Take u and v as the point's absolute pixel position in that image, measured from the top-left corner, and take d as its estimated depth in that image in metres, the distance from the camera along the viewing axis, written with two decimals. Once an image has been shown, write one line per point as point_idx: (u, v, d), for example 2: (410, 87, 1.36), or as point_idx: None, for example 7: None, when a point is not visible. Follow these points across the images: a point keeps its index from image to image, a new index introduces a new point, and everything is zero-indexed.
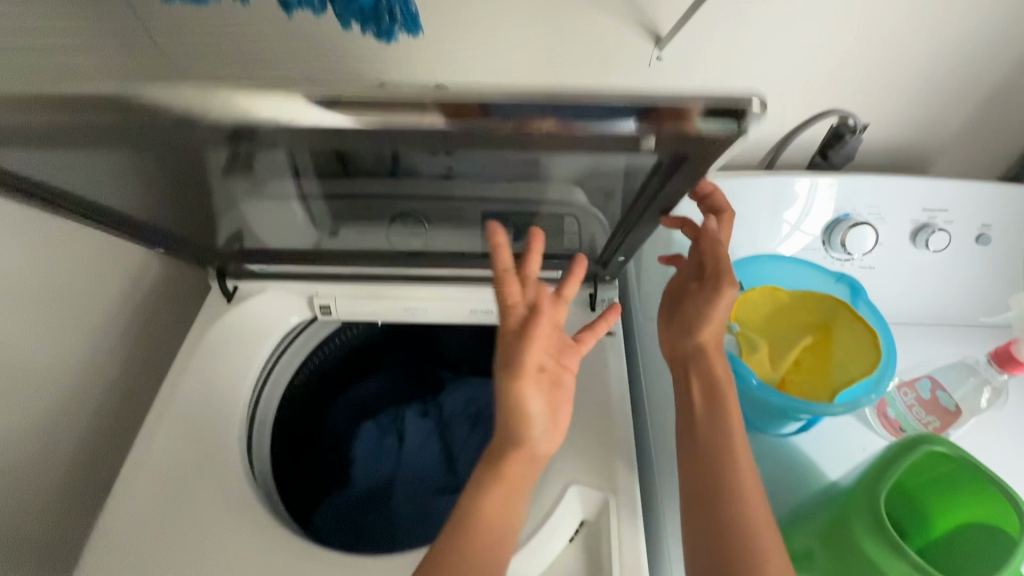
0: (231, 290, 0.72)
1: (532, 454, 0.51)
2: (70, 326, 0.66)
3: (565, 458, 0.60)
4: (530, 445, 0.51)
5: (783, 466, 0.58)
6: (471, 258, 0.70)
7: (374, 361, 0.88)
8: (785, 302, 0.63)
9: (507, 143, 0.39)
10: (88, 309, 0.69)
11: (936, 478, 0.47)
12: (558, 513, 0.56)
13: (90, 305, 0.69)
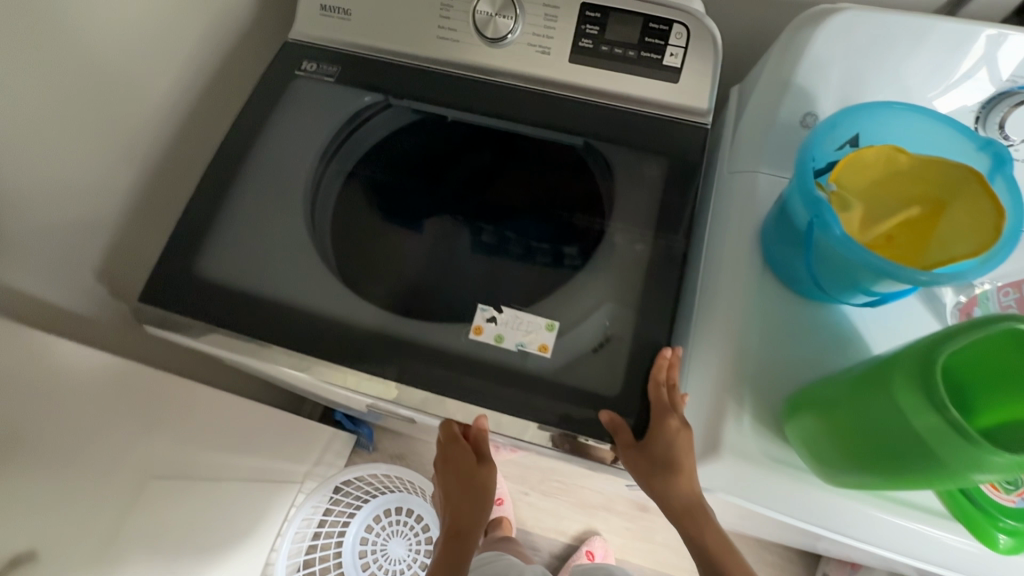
0: (301, 62, 0.71)
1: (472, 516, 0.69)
2: (160, 67, 0.67)
3: (608, 283, 0.59)
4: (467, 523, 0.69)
5: (827, 334, 0.57)
6: (550, 62, 0.65)
7: (455, 159, 0.72)
8: (903, 167, 0.54)
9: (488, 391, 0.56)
10: (178, 56, 0.69)
11: (1001, 374, 0.39)
12: (581, 330, 0.57)
13: (178, 53, 0.69)
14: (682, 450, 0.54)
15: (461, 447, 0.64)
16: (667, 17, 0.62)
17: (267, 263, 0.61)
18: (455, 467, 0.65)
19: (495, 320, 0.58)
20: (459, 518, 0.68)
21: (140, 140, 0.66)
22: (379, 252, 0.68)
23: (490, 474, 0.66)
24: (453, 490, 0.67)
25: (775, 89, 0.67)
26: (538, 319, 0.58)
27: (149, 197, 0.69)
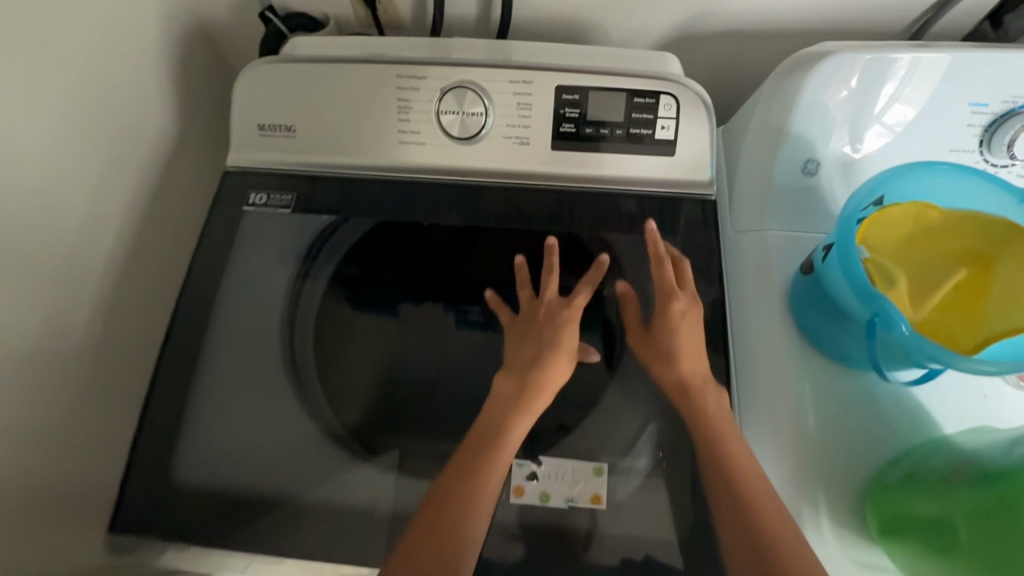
0: (246, 195, 0.62)
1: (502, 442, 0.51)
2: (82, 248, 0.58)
3: (639, 399, 0.57)
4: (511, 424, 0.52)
5: (885, 411, 0.53)
6: (529, 153, 0.59)
7: (422, 239, 0.62)
8: (933, 223, 0.51)
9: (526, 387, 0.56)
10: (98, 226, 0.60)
11: None
12: (624, 462, 0.54)
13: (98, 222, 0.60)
14: (683, 326, 0.55)
15: (535, 326, 0.57)
16: (654, 90, 0.57)
17: (267, 456, 0.56)
18: (515, 372, 0.55)
19: (536, 476, 0.54)
20: (454, 497, 0.48)
21: (84, 333, 0.59)
22: (366, 371, 0.63)
23: (526, 422, 0.53)
24: (468, 454, 0.51)
25: (769, 138, 0.62)
26: (582, 465, 0.54)
27: (108, 377, 0.62)
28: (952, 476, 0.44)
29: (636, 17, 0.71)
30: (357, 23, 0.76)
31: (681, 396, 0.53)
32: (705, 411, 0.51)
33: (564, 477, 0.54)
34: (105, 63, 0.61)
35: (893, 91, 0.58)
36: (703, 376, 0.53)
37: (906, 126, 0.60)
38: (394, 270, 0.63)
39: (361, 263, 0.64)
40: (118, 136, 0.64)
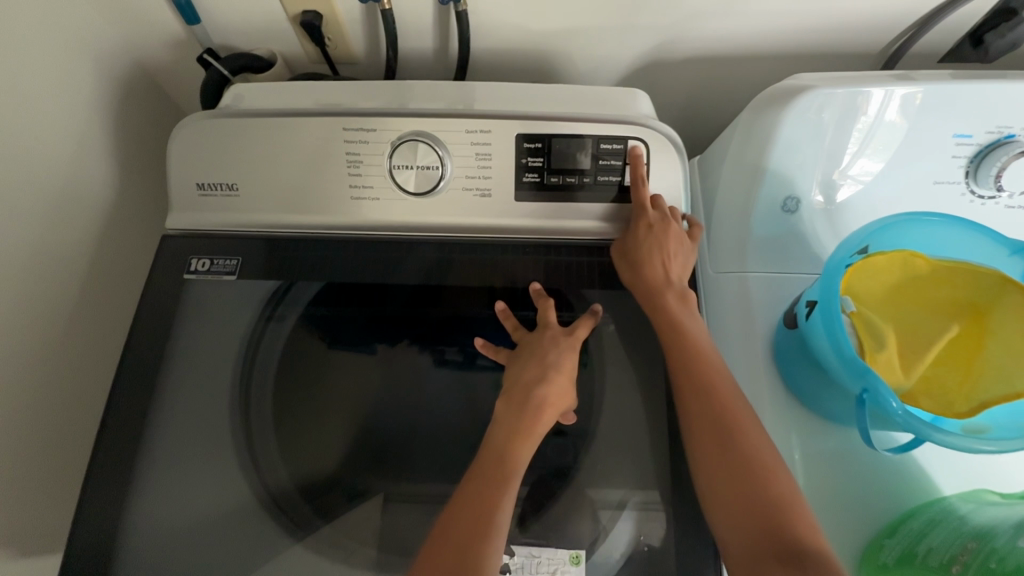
0: (190, 261, 0.59)
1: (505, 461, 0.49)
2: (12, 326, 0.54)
3: (615, 466, 0.54)
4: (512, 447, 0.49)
5: (876, 471, 0.50)
6: (490, 205, 0.57)
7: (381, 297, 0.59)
8: (921, 272, 0.48)
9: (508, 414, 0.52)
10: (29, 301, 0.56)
11: None
12: (600, 540, 0.51)
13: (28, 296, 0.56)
14: (656, 232, 0.54)
15: (539, 348, 0.54)
16: (623, 136, 0.55)
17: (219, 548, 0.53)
18: (516, 396, 0.52)
19: (508, 567, 0.51)
20: (463, 537, 0.45)
21: (16, 418, 0.54)
22: (331, 432, 0.59)
23: (530, 448, 0.50)
24: (472, 486, 0.48)
25: (745, 175, 0.59)
26: (559, 551, 0.51)
27: (34, 462, 0.57)
28: (953, 567, 0.43)
29: (603, 46, 0.67)
30: (308, 61, 0.71)
31: (644, 287, 0.54)
32: (715, 397, 0.48)
33: (539, 567, 0.51)
34: (27, 123, 0.56)
35: (866, 135, 0.56)
36: (671, 272, 0.54)
37: (873, 175, 0.58)
38: (362, 309, 0.59)
39: (324, 315, 0.60)
40: (51, 200, 0.58)
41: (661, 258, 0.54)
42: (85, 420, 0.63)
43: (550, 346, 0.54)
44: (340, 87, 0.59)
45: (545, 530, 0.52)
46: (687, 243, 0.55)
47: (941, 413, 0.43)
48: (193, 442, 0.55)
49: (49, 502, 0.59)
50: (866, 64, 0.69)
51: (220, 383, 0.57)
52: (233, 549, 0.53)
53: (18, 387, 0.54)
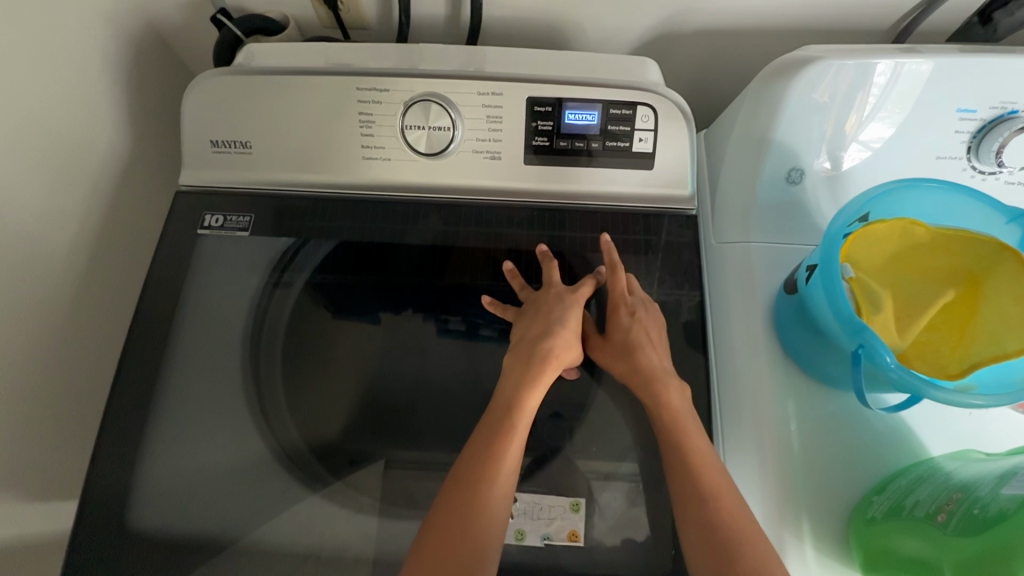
0: (203, 217, 0.60)
1: (511, 409, 0.50)
2: (33, 275, 0.55)
3: (615, 422, 0.56)
4: (519, 400, 0.50)
5: (869, 433, 0.52)
6: (499, 168, 0.58)
7: (393, 259, 0.60)
8: (919, 240, 0.49)
9: (512, 366, 0.53)
10: (47, 251, 0.57)
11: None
12: (600, 492, 0.53)
13: (46, 246, 0.57)
14: (627, 311, 0.56)
15: (545, 305, 0.56)
16: (631, 102, 0.56)
17: (232, 492, 0.54)
18: (523, 351, 0.54)
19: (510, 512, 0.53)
20: (466, 486, 0.47)
21: (35, 364, 0.56)
22: (341, 388, 0.62)
23: (536, 398, 0.51)
24: (478, 440, 0.49)
25: (752, 146, 0.60)
26: (559, 500, 0.53)
27: (51, 411, 0.58)
28: (939, 515, 0.45)
29: (614, 16, 0.67)
30: (320, 25, 0.72)
31: (621, 353, 0.55)
32: (689, 448, 0.49)
33: (540, 514, 0.53)
34: (42, 77, 0.56)
35: (875, 104, 0.56)
36: (646, 334, 0.55)
37: (883, 142, 0.59)
38: (370, 278, 0.61)
39: (336, 278, 0.61)
40: (69, 153, 0.59)
41: (646, 341, 0.55)
42: (101, 374, 0.65)
43: (557, 303, 0.56)
44: (351, 47, 0.59)
45: (546, 482, 0.54)
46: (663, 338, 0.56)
47: (933, 374, 0.45)
48: (207, 392, 0.57)
49: (66, 450, 0.61)
50: (875, 40, 0.69)
51: (232, 337, 0.59)
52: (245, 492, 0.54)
53: (36, 334, 0.56)
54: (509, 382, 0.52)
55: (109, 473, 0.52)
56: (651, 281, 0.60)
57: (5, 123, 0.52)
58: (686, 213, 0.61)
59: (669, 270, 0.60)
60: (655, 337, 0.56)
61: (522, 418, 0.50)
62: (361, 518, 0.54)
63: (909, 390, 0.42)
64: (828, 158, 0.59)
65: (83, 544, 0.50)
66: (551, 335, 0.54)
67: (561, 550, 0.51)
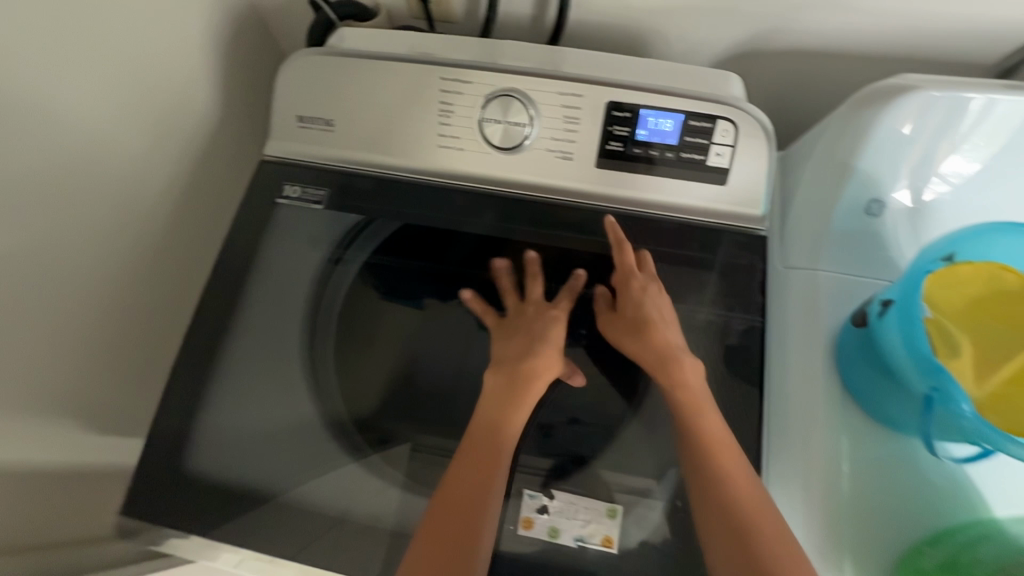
0: (282, 188, 0.63)
1: (495, 432, 0.54)
2: (122, 222, 0.60)
3: (660, 435, 0.56)
4: (502, 421, 0.55)
5: (927, 485, 0.50)
6: (572, 169, 0.59)
7: (449, 246, 0.63)
8: (1008, 287, 0.47)
9: (491, 389, 0.57)
10: (138, 202, 0.62)
11: None
12: (639, 502, 0.52)
13: (138, 196, 0.61)
14: (642, 290, 0.57)
15: (527, 322, 0.60)
16: (711, 117, 0.55)
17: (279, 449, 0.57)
18: (506, 370, 0.58)
19: (547, 509, 0.52)
20: (461, 496, 0.51)
21: (117, 305, 0.60)
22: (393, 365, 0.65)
23: (523, 414, 0.56)
24: (465, 458, 0.53)
25: (833, 171, 0.58)
26: (597, 503, 0.53)
27: (131, 353, 0.63)
28: None
29: (699, 29, 0.67)
30: (409, 15, 0.74)
31: (633, 335, 0.57)
32: (710, 448, 0.50)
33: (576, 514, 0.52)
34: (151, 42, 0.61)
35: (967, 142, 0.55)
36: (654, 319, 0.57)
37: (964, 179, 0.58)
38: (424, 263, 0.64)
39: (399, 260, 0.65)
40: (165, 114, 0.64)
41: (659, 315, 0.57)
42: (175, 326, 0.69)
43: (537, 322, 0.60)
44: (436, 38, 0.61)
45: (584, 484, 0.54)
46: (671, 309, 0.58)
47: (1006, 429, 0.42)
48: (269, 353, 0.60)
49: (141, 392, 0.66)
50: (976, 73, 0.66)
51: (295, 303, 0.62)
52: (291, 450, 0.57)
53: (121, 279, 0.60)
54: (491, 404, 0.56)
55: (172, 414, 0.56)
56: (700, 303, 0.58)
57: (114, 79, 0.57)
58: (742, 231, 0.58)
59: (721, 291, 0.57)
60: (665, 321, 0.57)
61: (506, 439, 0.54)
62: (397, 492, 0.55)
63: (982, 441, 0.41)
64: (903, 188, 0.59)
65: (142, 481, 0.54)
66: (530, 355, 0.58)
67: (594, 554, 0.50)
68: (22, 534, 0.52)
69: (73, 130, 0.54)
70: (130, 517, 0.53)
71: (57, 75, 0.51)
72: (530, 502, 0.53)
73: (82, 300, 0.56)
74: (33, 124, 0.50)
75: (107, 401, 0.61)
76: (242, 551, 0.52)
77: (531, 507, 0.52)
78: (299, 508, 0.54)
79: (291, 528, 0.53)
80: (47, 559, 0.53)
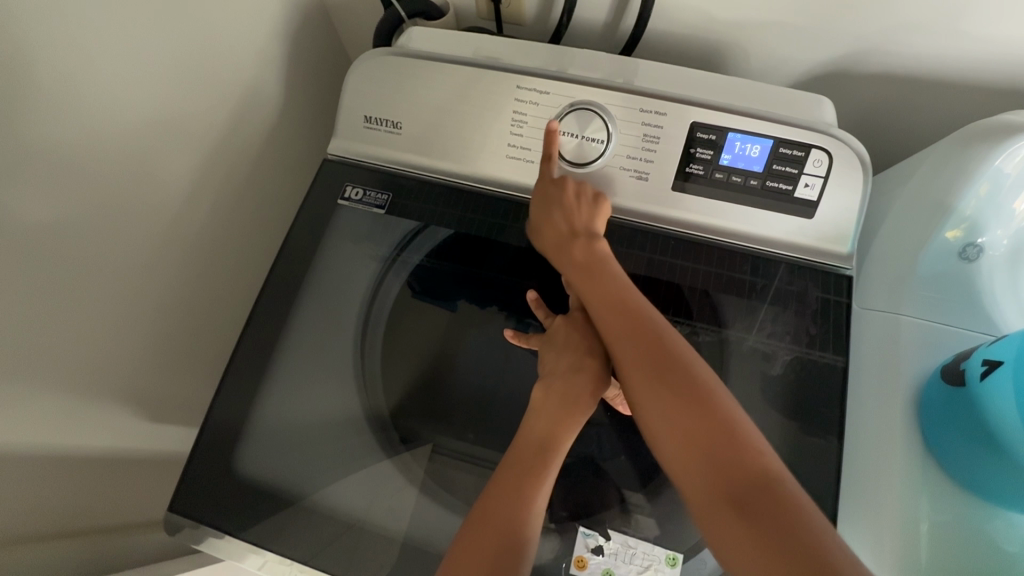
0: (344, 189, 0.62)
1: (546, 449, 0.47)
2: (184, 212, 0.60)
3: None
4: (554, 440, 0.48)
5: (1009, 565, 0.47)
6: (648, 191, 0.56)
7: (504, 254, 0.60)
8: None
9: (539, 407, 0.50)
10: (200, 193, 0.61)
11: None
12: (699, 549, 0.49)
13: (200, 187, 0.61)
14: (553, 197, 0.55)
15: (576, 337, 0.53)
16: (802, 145, 0.52)
17: (321, 454, 0.56)
18: (556, 387, 0.51)
19: (602, 550, 0.50)
20: (499, 514, 0.43)
21: (173, 295, 0.61)
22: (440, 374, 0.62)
23: (573, 436, 0.49)
24: (511, 468, 0.46)
25: (925, 208, 0.54)
26: (655, 549, 0.49)
27: (183, 343, 0.63)
28: None
29: (784, 47, 0.63)
30: (477, 16, 0.72)
31: (557, 247, 0.54)
32: (685, 389, 0.43)
33: (632, 558, 0.49)
34: (224, 33, 0.61)
35: None
36: (575, 226, 0.54)
37: None
38: (466, 267, 0.61)
39: (450, 265, 0.62)
40: (233, 106, 0.64)
41: (578, 218, 0.54)
42: (225, 317, 0.69)
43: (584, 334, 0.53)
44: (508, 44, 0.60)
45: (640, 524, 0.51)
46: (581, 211, 0.54)
47: None
48: (320, 354, 0.59)
49: (191, 383, 0.66)
50: None
51: (348, 303, 0.61)
52: (333, 455, 0.56)
53: (179, 269, 0.61)
54: (539, 415, 0.49)
55: (220, 410, 0.55)
56: (749, 327, 0.54)
57: (186, 68, 0.57)
58: (807, 262, 0.55)
59: (774, 319, 0.54)
60: (587, 228, 0.53)
61: (555, 460, 0.47)
62: (436, 509, 0.53)
63: None
64: (987, 234, 0.54)
65: (192, 478, 0.53)
66: (582, 371, 0.51)
67: None
68: (71, 520, 0.52)
69: (147, 117, 0.54)
70: (179, 514, 0.53)
71: (133, 62, 0.51)
72: (583, 540, 0.50)
73: (142, 289, 0.56)
74: (109, 111, 0.50)
75: (159, 390, 0.61)
76: (266, 552, 0.51)
77: (586, 546, 0.50)
78: (340, 518, 0.52)
79: (332, 538, 0.52)
80: (81, 548, 0.53)
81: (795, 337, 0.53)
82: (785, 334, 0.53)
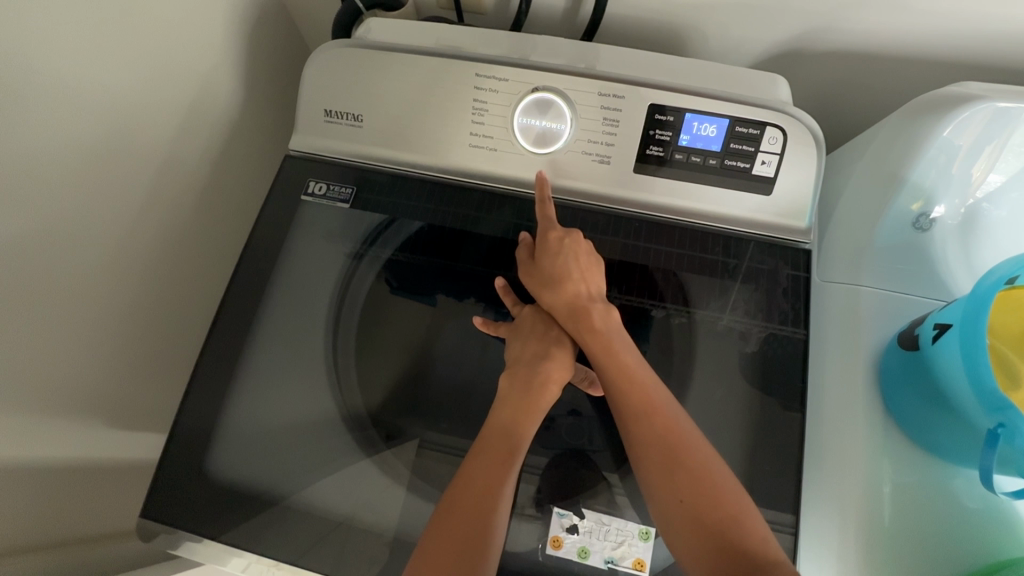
0: (308, 185, 0.62)
1: (512, 437, 0.48)
2: (145, 215, 0.59)
3: None
4: (519, 428, 0.49)
5: (964, 518, 0.49)
6: (611, 175, 0.56)
7: (475, 245, 0.61)
8: None
9: (504, 393, 0.51)
10: (160, 195, 0.60)
11: None
12: None
13: (160, 189, 0.60)
14: (567, 253, 0.54)
15: (542, 325, 0.55)
16: (758, 123, 0.53)
17: (296, 453, 0.55)
18: (520, 373, 0.51)
19: (577, 528, 0.51)
20: (466, 500, 0.44)
21: (137, 299, 0.59)
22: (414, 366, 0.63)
23: (535, 422, 0.49)
24: (483, 453, 0.47)
25: (880, 181, 0.55)
26: (628, 524, 0.51)
27: (149, 347, 0.62)
28: None
29: (740, 26, 0.64)
30: (435, 5, 0.71)
31: (568, 308, 0.53)
32: (688, 461, 0.45)
33: (607, 535, 0.50)
34: (178, 31, 0.59)
35: (1003, 157, 0.52)
36: (589, 290, 0.54)
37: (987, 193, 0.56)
38: (441, 261, 0.61)
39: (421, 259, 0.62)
40: (190, 106, 0.63)
41: (588, 278, 0.54)
42: (192, 319, 0.68)
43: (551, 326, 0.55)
44: (466, 32, 0.60)
45: (614, 501, 0.52)
46: (593, 274, 0.54)
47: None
48: (291, 352, 0.59)
49: (159, 386, 0.65)
50: None
51: (317, 300, 0.61)
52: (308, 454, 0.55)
53: (142, 272, 0.59)
54: (504, 402, 0.50)
55: (190, 415, 0.55)
56: (721, 309, 0.56)
57: (140, 69, 0.56)
58: (767, 239, 0.56)
59: (747, 299, 0.55)
60: (599, 294, 0.54)
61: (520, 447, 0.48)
62: (413, 499, 0.53)
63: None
64: (943, 204, 0.56)
65: (164, 484, 0.53)
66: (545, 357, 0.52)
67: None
68: (42, 530, 0.51)
69: (103, 121, 0.52)
70: (153, 519, 0.52)
71: (85, 66, 0.50)
72: (558, 520, 0.51)
73: (104, 294, 0.55)
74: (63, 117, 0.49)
75: (127, 396, 0.60)
76: (247, 554, 0.51)
77: (560, 526, 0.51)
78: (319, 514, 0.52)
79: (313, 534, 0.52)
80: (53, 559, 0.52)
81: (763, 315, 0.54)
82: (755, 313, 0.55)
